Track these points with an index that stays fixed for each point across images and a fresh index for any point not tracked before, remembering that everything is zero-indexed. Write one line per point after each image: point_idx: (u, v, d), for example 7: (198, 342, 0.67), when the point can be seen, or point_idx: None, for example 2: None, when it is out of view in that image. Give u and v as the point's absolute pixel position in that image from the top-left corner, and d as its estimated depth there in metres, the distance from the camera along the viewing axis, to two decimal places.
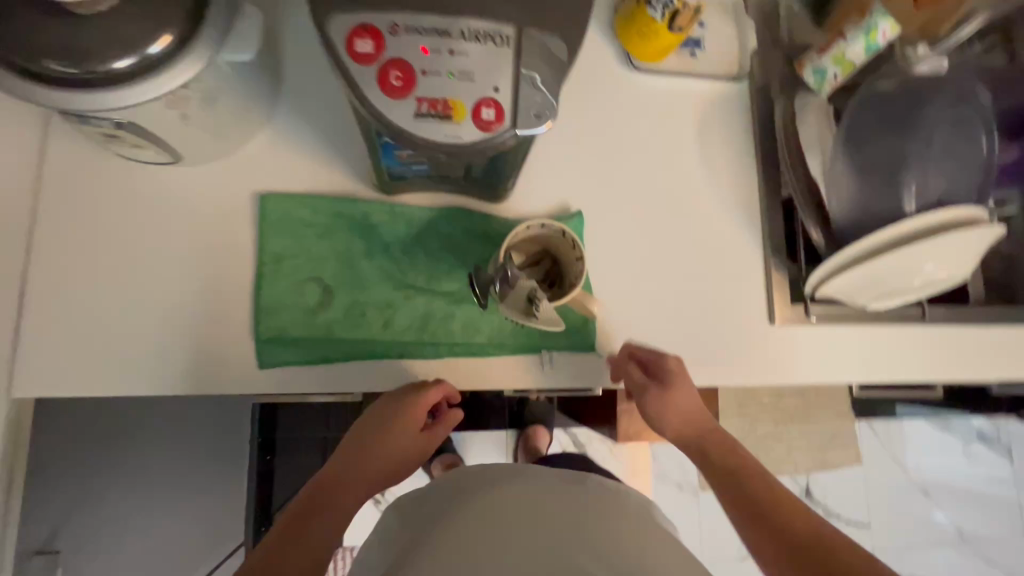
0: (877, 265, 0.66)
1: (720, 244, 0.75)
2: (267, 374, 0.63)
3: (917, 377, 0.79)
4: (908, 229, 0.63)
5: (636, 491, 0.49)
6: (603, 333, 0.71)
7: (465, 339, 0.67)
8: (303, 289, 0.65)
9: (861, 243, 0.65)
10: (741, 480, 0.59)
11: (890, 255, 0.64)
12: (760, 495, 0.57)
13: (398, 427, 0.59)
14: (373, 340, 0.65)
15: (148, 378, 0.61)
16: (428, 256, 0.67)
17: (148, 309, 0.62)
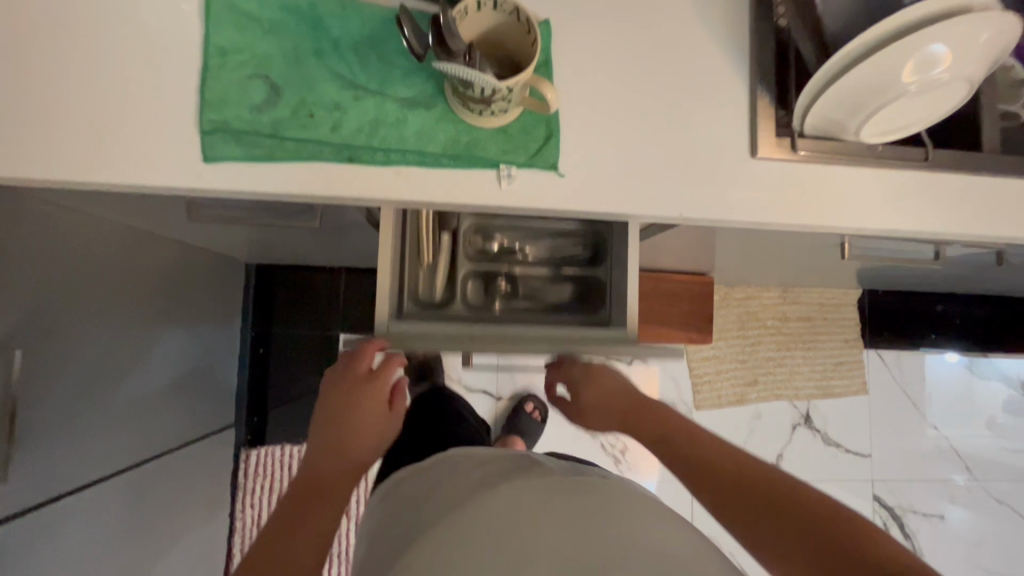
0: (867, 70, 0.60)
1: (702, 68, 0.70)
2: (213, 169, 0.62)
3: (916, 225, 0.73)
4: (902, 22, 0.57)
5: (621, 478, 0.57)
6: (568, 153, 0.67)
7: (418, 147, 0.64)
8: (249, 84, 0.62)
9: (843, 50, 0.60)
10: (674, 444, 0.64)
11: (880, 54, 0.58)
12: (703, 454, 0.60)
13: (367, 404, 0.69)
14: (320, 142, 0.62)
15: (96, 164, 0.61)
16: (382, 59, 0.64)
17: (100, 98, 0.61)
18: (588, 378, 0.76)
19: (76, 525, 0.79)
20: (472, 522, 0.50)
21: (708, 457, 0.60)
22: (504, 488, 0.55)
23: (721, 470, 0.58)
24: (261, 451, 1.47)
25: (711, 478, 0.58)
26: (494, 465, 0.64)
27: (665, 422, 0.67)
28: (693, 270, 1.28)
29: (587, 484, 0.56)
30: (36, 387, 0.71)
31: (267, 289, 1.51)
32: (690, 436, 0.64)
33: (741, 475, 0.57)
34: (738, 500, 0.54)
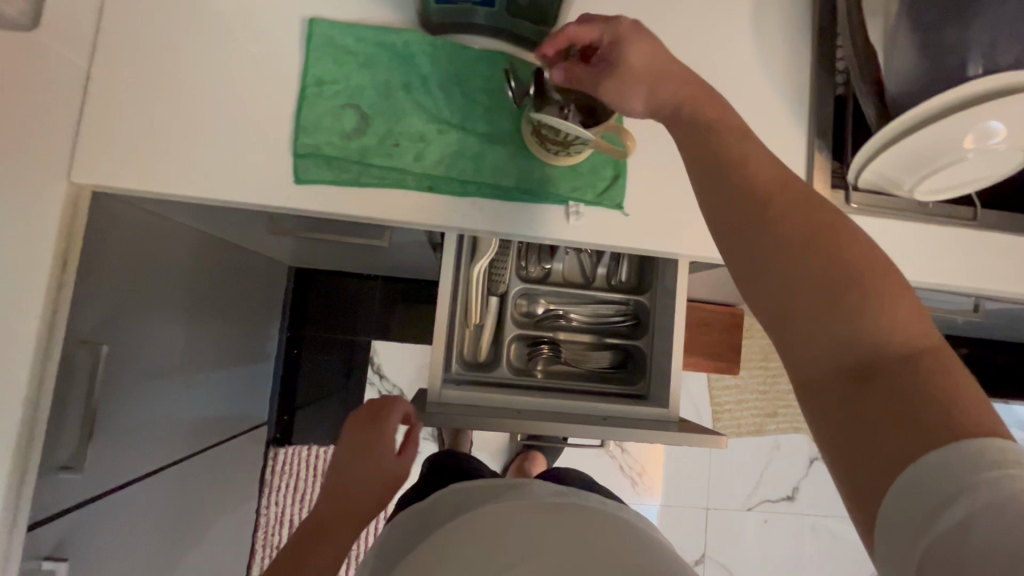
0: (927, 134, 0.63)
1: (762, 121, 0.74)
2: (303, 190, 0.66)
3: (962, 280, 0.75)
4: (970, 93, 0.59)
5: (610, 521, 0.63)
6: (633, 194, 0.70)
7: (494, 181, 0.67)
8: (341, 113, 0.67)
9: (897, 120, 0.64)
10: (736, 184, 0.46)
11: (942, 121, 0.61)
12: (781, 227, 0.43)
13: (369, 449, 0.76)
14: (403, 170, 0.66)
15: (199, 180, 0.65)
16: (465, 95, 0.68)
17: (204, 118, 0.66)
18: (624, 78, 0.55)
19: (132, 513, 0.82)
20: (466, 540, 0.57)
21: (800, 229, 0.42)
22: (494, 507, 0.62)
23: (820, 282, 0.40)
24: (289, 449, 1.51)
25: (803, 302, 0.40)
26: (488, 486, 0.70)
27: (766, 199, 0.44)
28: (725, 301, 1.31)
29: (563, 507, 0.62)
30: (111, 381, 0.75)
31: (304, 292, 1.55)
32: (810, 239, 0.42)
33: (835, 250, 0.41)
34: (843, 400, 0.37)
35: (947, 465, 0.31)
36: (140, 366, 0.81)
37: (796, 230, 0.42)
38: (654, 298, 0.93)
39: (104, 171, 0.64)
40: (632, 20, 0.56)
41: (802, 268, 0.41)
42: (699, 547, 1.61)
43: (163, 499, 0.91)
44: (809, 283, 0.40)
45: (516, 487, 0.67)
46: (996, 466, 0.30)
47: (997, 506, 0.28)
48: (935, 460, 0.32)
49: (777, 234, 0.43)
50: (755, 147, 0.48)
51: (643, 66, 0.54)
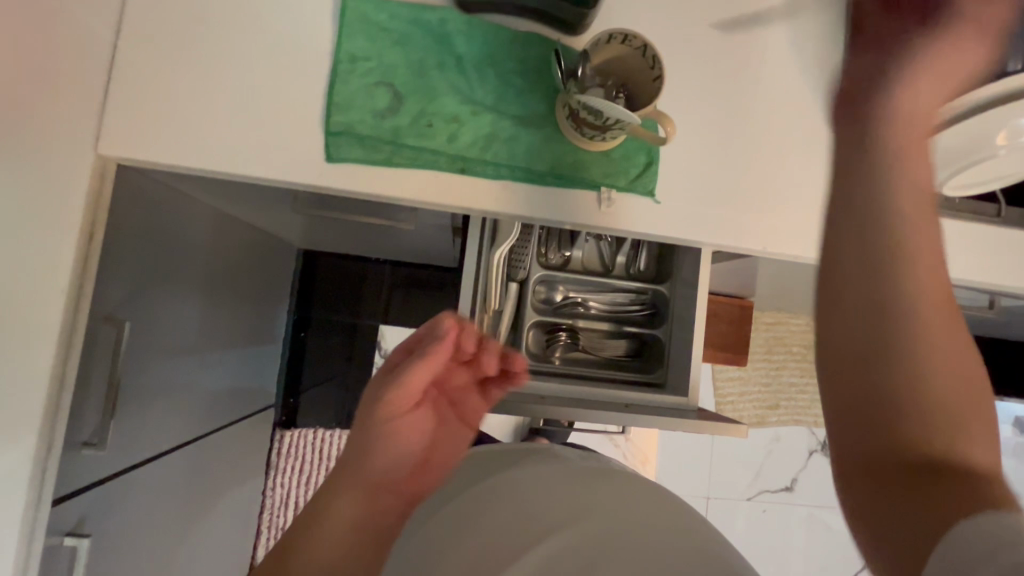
0: (965, 129, 0.63)
1: (792, 112, 0.74)
2: (333, 168, 0.65)
3: (984, 276, 0.76)
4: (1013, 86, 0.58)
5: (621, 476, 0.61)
6: (664, 183, 0.70)
7: (527, 164, 0.67)
8: (374, 91, 0.66)
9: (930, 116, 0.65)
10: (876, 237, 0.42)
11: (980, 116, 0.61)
12: (906, 276, 0.41)
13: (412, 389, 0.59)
14: (436, 151, 0.66)
15: (227, 155, 0.64)
16: (499, 77, 0.68)
17: (234, 93, 0.65)
18: (910, 65, 0.45)
19: (149, 491, 0.82)
20: (501, 504, 0.55)
21: (914, 285, 0.41)
22: (527, 470, 0.61)
23: (912, 343, 0.40)
24: (295, 432, 1.51)
25: (889, 346, 0.40)
26: (518, 451, 0.68)
27: (907, 229, 0.42)
28: (735, 293, 1.31)
29: (599, 472, 0.61)
30: (132, 359, 0.74)
31: (311, 275, 1.54)
32: (922, 296, 0.40)
33: (940, 328, 0.40)
34: (892, 485, 0.37)
35: (974, 537, 0.31)
36: (159, 344, 0.80)
37: (911, 284, 0.41)
38: (673, 288, 0.93)
39: (131, 145, 0.63)
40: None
41: (907, 319, 0.40)
42: None
43: (179, 477, 0.92)
44: (901, 340, 0.40)
45: (545, 454, 0.66)
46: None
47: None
48: (963, 525, 0.32)
49: (891, 272, 0.41)
50: (926, 164, 0.44)
51: (947, 60, 0.45)
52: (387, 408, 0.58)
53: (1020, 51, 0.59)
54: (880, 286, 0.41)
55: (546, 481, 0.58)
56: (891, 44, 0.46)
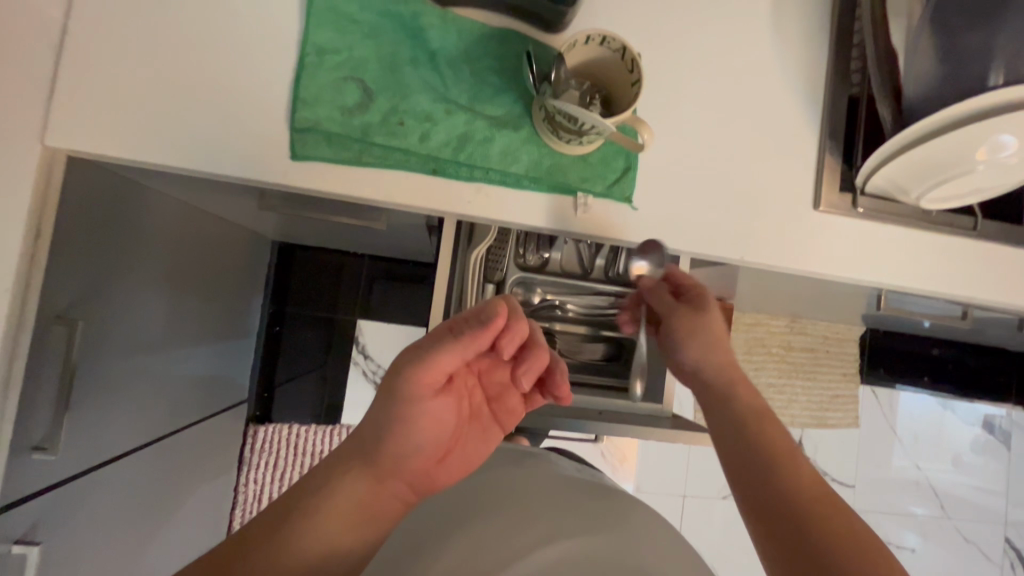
0: (944, 142, 0.62)
1: (773, 119, 0.73)
2: (298, 166, 0.62)
3: (958, 289, 0.76)
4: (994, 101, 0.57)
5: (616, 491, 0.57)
6: (642, 188, 0.69)
7: (501, 167, 0.65)
8: (343, 86, 0.63)
9: (911, 128, 0.64)
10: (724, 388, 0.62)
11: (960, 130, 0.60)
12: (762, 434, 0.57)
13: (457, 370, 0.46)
14: (407, 151, 0.63)
15: (186, 149, 0.61)
16: (474, 75, 0.65)
17: (194, 84, 0.61)
18: (700, 326, 0.64)
19: (109, 494, 0.80)
20: (487, 501, 0.51)
21: (780, 455, 0.55)
22: (514, 476, 0.57)
23: (799, 501, 0.51)
24: (269, 427, 1.48)
25: (777, 502, 0.51)
26: (504, 457, 0.64)
27: (756, 422, 0.58)
28: (716, 296, 1.31)
29: (590, 485, 0.57)
30: (88, 360, 0.71)
31: (288, 268, 1.50)
32: (778, 454, 0.55)
33: (786, 450, 0.55)
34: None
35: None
36: (116, 343, 0.77)
37: (770, 453, 0.55)
38: None
39: (83, 137, 0.59)
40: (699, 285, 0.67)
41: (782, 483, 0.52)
42: None
43: (142, 478, 0.89)
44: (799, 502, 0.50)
45: (533, 462, 0.62)
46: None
47: None
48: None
49: (756, 439, 0.57)
50: (721, 347, 0.64)
51: (714, 329, 0.64)
52: (416, 388, 0.45)
53: (1002, 67, 0.58)
54: (763, 463, 0.54)
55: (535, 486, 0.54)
56: (670, 310, 0.66)
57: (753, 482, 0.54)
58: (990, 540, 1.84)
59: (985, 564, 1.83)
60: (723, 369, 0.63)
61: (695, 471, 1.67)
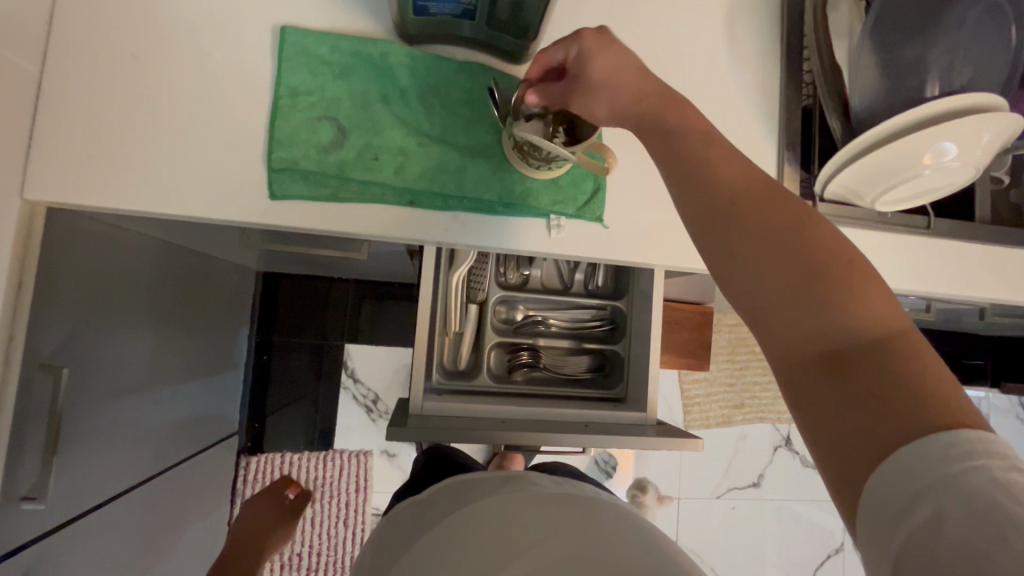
0: (882, 153, 0.68)
1: (733, 135, 0.77)
2: (277, 206, 0.64)
3: (916, 286, 0.81)
4: (912, 116, 0.65)
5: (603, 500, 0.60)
6: (612, 207, 0.72)
7: (475, 195, 0.67)
8: (318, 127, 0.65)
9: (853, 142, 0.69)
10: (704, 160, 0.46)
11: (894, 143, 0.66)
12: (745, 223, 0.43)
13: None
14: (384, 184, 0.65)
15: (165, 195, 0.63)
16: (445, 108, 0.68)
17: (173, 132, 0.63)
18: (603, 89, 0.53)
19: (103, 536, 0.79)
20: (497, 528, 0.51)
21: (766, 219, 0.43)
22: (505, 487, 0.59)
23: (816, 292, 0.39)
24: (261, 458, 1.47)
25: (777, 305, 0.40)
26: (495, 477, 0.63)
27: (731, 182, 0.45)
28: (695, 300, 1.34)
29: (573, 499, 0.57)
30: (75, 405, 0.71)
31: (273, 296, 1.51)
32: (777, 222, 0.42)
33: (770, 217, 0.43)
34: (813, 381, 0.38)
35: (908, 465, 0.32)
36: (102, 384, 0.77)
37: (759, 235, 0.42)
38: (631, 303, 0.94)
39: (63, 188, 0.60)
40: (596, 30, 0.54)
41: (800, 292, 0.40)
42: (672, 536, 1.65)
43: (137, 515, 0.89)
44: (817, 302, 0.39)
45: (519, 482, 0.60)
46: (964, 456, 0.31)
47: (965, 505, 0.29)
48: (905, 453, 0.33)
49: (747, 217, 0.43)
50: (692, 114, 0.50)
51: (613, 100, 0.53)
52: None
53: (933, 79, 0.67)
54: (776, 260, 0.41)
55: (518, 509, 0.54)
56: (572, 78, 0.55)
57: (764, 276, 0.41)
58: None
59: None
60: (687, 158, 0.47)
61: (688, 474, 1.67)
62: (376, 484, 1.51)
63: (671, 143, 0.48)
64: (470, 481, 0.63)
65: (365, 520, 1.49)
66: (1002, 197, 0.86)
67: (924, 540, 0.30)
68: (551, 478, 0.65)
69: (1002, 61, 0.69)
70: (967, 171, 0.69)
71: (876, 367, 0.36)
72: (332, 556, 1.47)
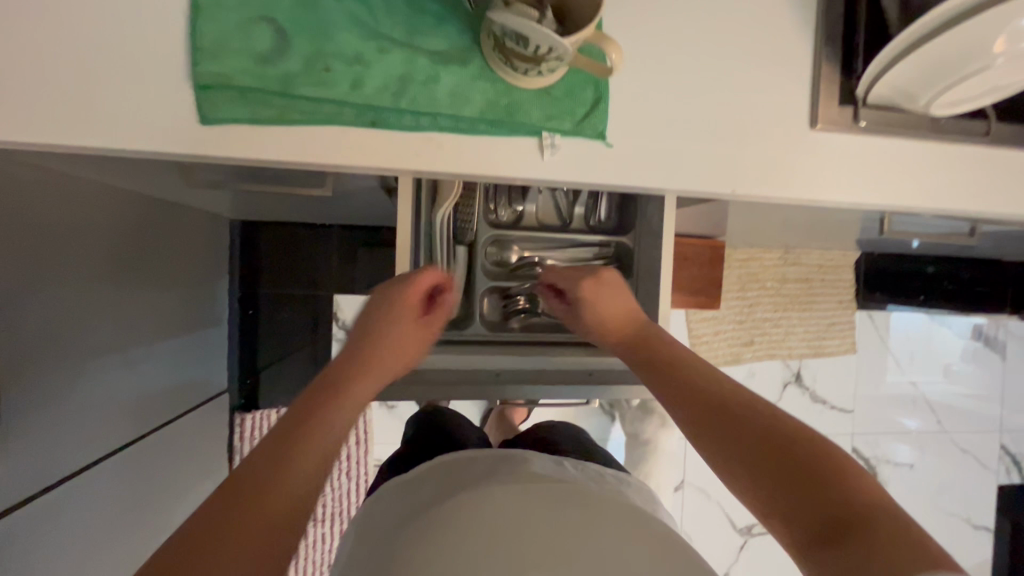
0: (947, 42, 0.56)
1: (762, 28, 0.64)
2: (213, 133, 0.53)
3: (967, 205, 0.70)
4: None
5: (607, 490, 0.52)
6: (616, 122, 0.60)
7: (452, 111, 0.56)
8: (253, 30, 0.53)
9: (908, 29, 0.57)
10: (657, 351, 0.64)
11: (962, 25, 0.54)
12: (665, 345, 0.64)
13: None
14: (339, 102, 0.54)
15: (73, 123, 0.51)
16: (408, 2, 0.55)
17: (72, 43, 0.51)
18: None
19: (78, 509, 0.74)
20: (479, 534, 0.43)
21: (699, 393, 0.57)
22: (493, 479, 0.50)
23: (744, 412, 0.54)
24: (257, 414, 1.43)
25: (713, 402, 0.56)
26: (482, 463, 0.54)
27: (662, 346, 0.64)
28: (704, 233, 1.24)
29: (582, 491, 0.49)
30: (19, 373, 0.64)
31: (253, 247, 1.41)
32: (696, 387, 0.58)
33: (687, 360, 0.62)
34: (771, 486, 0.48)
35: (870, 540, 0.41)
36: (50, 349, 0.68)
37: (751, 404, 0.54)
38: (638, 238, 0.84)
39: None
40: None
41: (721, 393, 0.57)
42: (678, 474, 1.63)
43: (117, 484, 0.84)
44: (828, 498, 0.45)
45: (513, 470, 0.52)
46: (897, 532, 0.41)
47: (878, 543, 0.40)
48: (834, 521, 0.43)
49: (695, 394, 0.57)
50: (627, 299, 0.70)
51: None
52: None
53: None
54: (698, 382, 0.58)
55: (508, 505, 0.46)
56: None
57: (709, 413, 0.55)
58: (986, 448, 1.87)
59: (981, 472, 1.86)
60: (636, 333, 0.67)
61: None
62: (376, 436, 1.48)
63: (603, 294, 0.69)
64: (454, 467, 0.55)
65: (368, 472, 1.47)
66: None
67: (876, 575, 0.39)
68: (548, 462, 0.56)
69: None
70: None
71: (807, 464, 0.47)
72: (337, 507, 1.46)
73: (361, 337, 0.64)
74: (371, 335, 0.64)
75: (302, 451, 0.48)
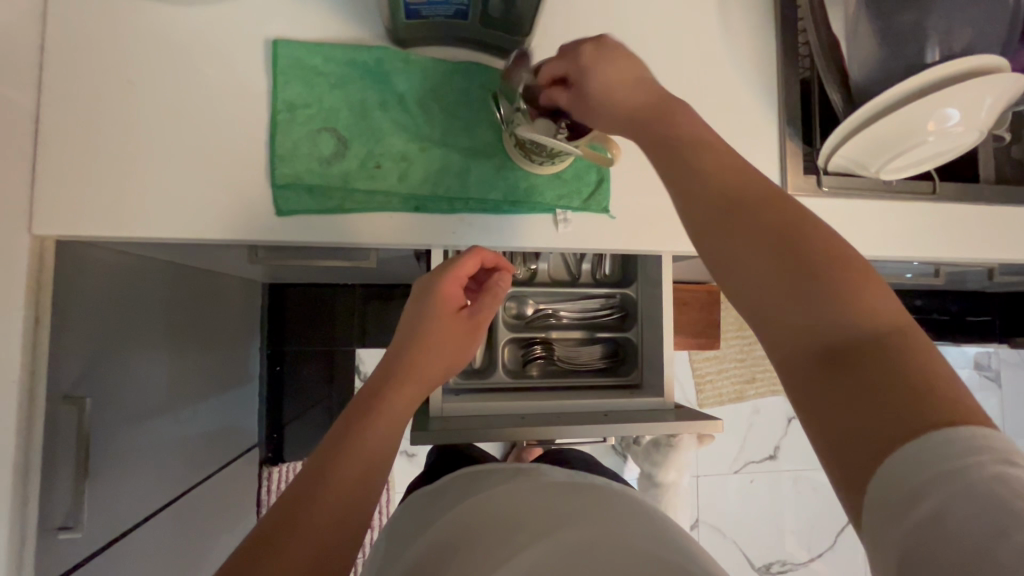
0: (880, 129, 0.68)
1: (734, 114, 0.76)
2: (284, 222, 0.64)
3: (925, 252, 0.81)
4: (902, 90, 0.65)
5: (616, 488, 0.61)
6: (617, 198, 0.72)
7: (480, 195, 0.67)
8: (318, 139, 0.65)
9: (847, 121, 0.70)
10: (697, 161, 0.44)
11: (887, 119, 0.66)
12: (709, 158, 0.44)
13: None
14: (388, 192, 0.65)
15: (173, 218, 0.63)
16: (443, 110, 0.68)
17: (174, 156, 0.63)
18: None
19: (138, 557, 0.81)
20: (508, 513, 0.53)
21: (750, 229, 0.40)
22: (514, 479, 0.59)
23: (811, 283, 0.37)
24: (283, 468, 1.48)
25: (764, 261, 0.39)
26: (503, 468, 0.64)
27: (724, 179, 0.43)
28: (700, 279, 1.34)
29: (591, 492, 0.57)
30: (99, 435, 0.72)
31: (281, 307, 1.51)
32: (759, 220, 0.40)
33: (747, 193, 0.42)
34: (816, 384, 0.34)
35: (921, 459, 0.29)
36: (122, 411, 0.77)
37: (821, 292, 0.36)
38: (640, 290, 0.94)
39: (73, 219, 0.61)
40: None
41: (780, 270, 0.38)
42: (692, 512, 1.67)
43: (167, 535, 0.89)
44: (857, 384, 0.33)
45: (529, 472, 0.62)
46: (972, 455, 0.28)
47: (968, 493, 0.26)
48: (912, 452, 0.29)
49: (753, 248, 0.40)
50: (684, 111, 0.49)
51: None
52: None
53: (936, 44, 0.67)
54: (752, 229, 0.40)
55: (531, 494, 0.56)
56: None
57: (765, 272, 0.38)
58: None
59: None
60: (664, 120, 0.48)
61: (704, 452, 1.68)
62: (397, 485, 1.50)
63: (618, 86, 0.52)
64: (476, 474, 0.65)
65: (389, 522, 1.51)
66: (1006, 157, 0.85)
67: (934, 513, 0.27)
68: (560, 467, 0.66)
69: (1004, 21, 0.69)
70: (975, 131, 0.69)
71: (882, 378, 0.32)
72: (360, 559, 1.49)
73: (404, 337, 0.61)
74: (411, 334, 0.60)
75: (357, 448, 0.50)
